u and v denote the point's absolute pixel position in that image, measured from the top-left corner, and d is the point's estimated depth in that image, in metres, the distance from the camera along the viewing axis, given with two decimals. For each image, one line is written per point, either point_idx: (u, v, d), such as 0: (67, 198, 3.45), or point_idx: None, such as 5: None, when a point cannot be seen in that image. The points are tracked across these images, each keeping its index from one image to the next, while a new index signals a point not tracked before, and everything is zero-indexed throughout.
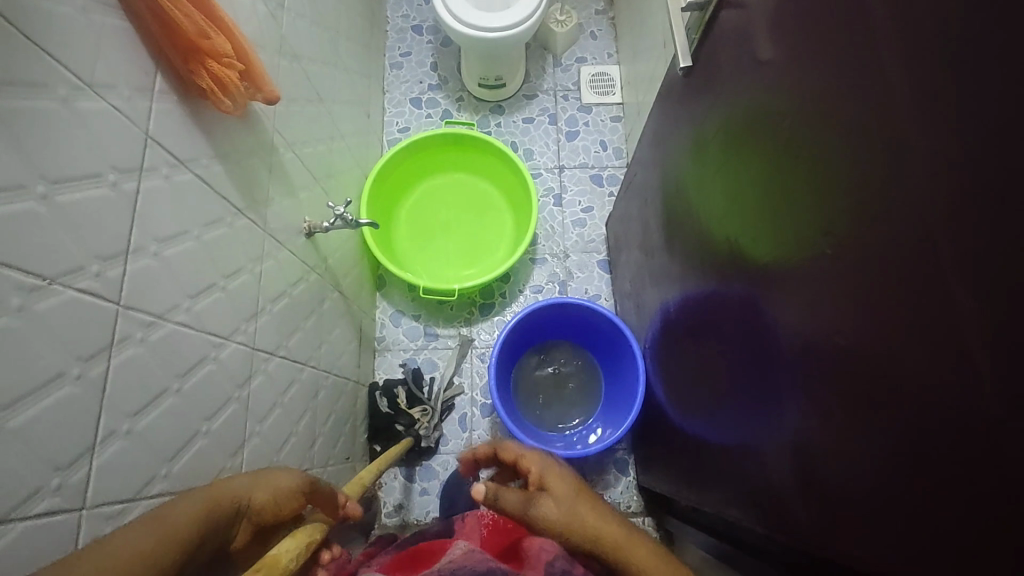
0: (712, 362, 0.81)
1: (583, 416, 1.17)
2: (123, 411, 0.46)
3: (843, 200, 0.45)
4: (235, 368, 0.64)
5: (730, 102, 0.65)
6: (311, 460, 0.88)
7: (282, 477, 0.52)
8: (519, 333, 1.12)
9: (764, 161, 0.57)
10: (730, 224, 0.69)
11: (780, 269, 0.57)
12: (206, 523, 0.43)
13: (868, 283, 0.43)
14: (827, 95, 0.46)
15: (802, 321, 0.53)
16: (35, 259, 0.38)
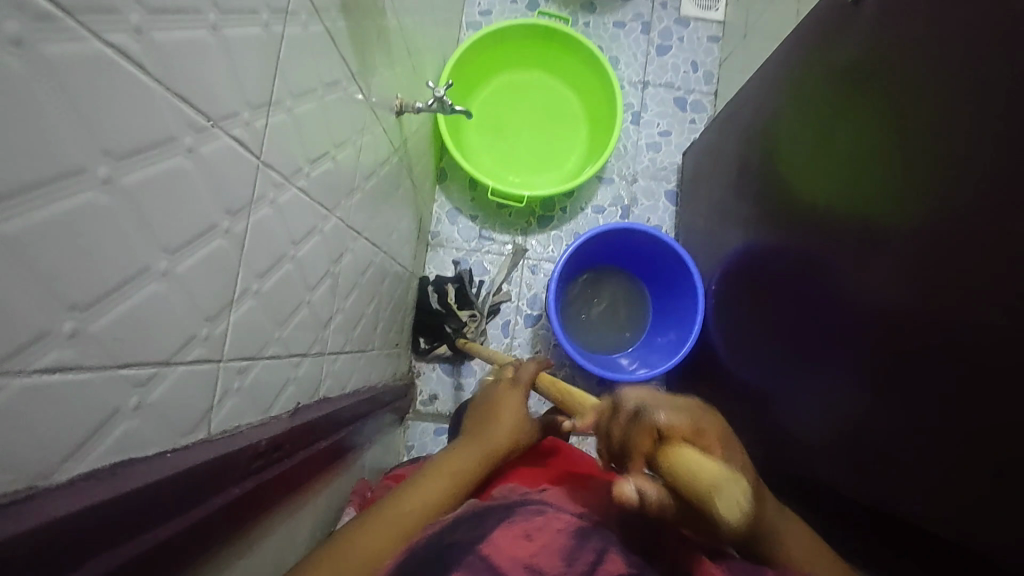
0: (791, 316, 0.80)
1: (635, 330, 1.17)
2: (254, 271, 0.45)
3: (905, 165, 0.56)
4: (333, 244, 0.63)
5: (892, 48, 0.60)
6: (372, 343, 0.89)
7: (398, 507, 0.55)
8: (578, 256, 1.10)
9: (864, 131, 0.64)
10: (846, 178, 0.66)
11: (850, 227, 0.65)
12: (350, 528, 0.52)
13: (917, 271, 0.54)
14: (917, 73, 0.56)
15: (871, 276, 0.61)
16: (204, 94, 0.35)
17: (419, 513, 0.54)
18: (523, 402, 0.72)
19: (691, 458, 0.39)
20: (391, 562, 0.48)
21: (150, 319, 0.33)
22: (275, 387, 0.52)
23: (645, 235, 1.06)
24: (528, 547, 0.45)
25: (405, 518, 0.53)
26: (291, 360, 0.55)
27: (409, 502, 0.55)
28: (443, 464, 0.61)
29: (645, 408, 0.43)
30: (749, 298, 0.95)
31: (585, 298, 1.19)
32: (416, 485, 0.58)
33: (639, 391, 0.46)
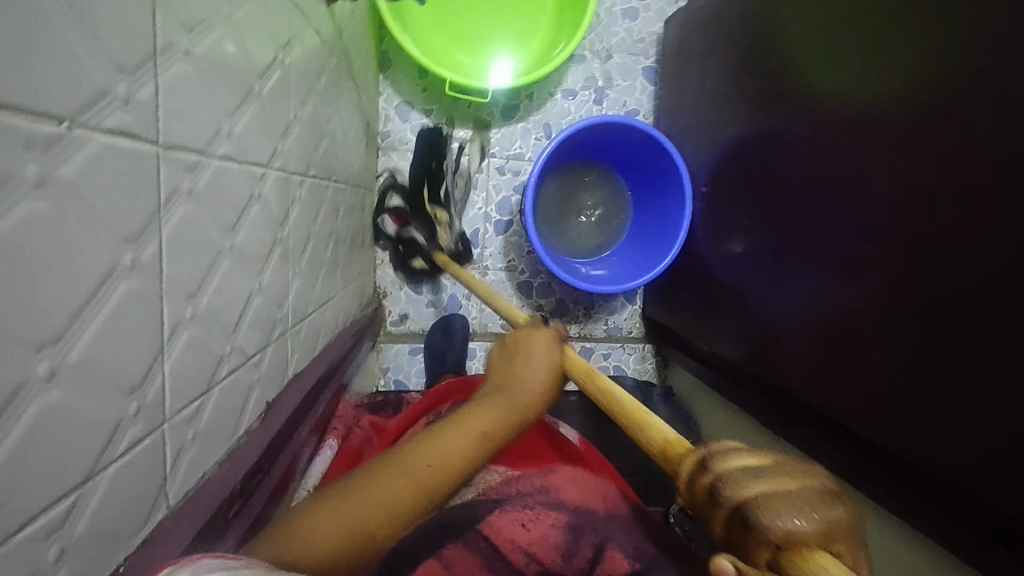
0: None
1: (622, 215, 1.09)
2: (184, 293, 0.34)
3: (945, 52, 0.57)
4: (276, 203, 0.50)
5: None
6: (336, 285, 0.79)
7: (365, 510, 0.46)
8: (557, 155, 0.99)
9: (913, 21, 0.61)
10: (909, 85, 0.61)
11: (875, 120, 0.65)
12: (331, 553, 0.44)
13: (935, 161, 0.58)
14: None
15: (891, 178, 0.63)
16: (41, 83, 0.21)
17: (387, 509, 0.47)
18: (528, 384, 0.58)
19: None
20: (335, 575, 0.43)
21: (46, 447, 0.23)
22: (238, 404, 0.43)
23: (629, 128, 0.94)
24: (526, 536, 0.60)
25: (369, 515, 0.46)
26: (250, 363, 0.46)
27: (380, 500, 0.47)
28: (426, 442, 0.52)
29: (763, 519, 0.30)
30: (745, 200, 0.88)
31: (561, 203, 1.09)
32: (382, 472, 0.49)
33: (756, 480, 0.32)
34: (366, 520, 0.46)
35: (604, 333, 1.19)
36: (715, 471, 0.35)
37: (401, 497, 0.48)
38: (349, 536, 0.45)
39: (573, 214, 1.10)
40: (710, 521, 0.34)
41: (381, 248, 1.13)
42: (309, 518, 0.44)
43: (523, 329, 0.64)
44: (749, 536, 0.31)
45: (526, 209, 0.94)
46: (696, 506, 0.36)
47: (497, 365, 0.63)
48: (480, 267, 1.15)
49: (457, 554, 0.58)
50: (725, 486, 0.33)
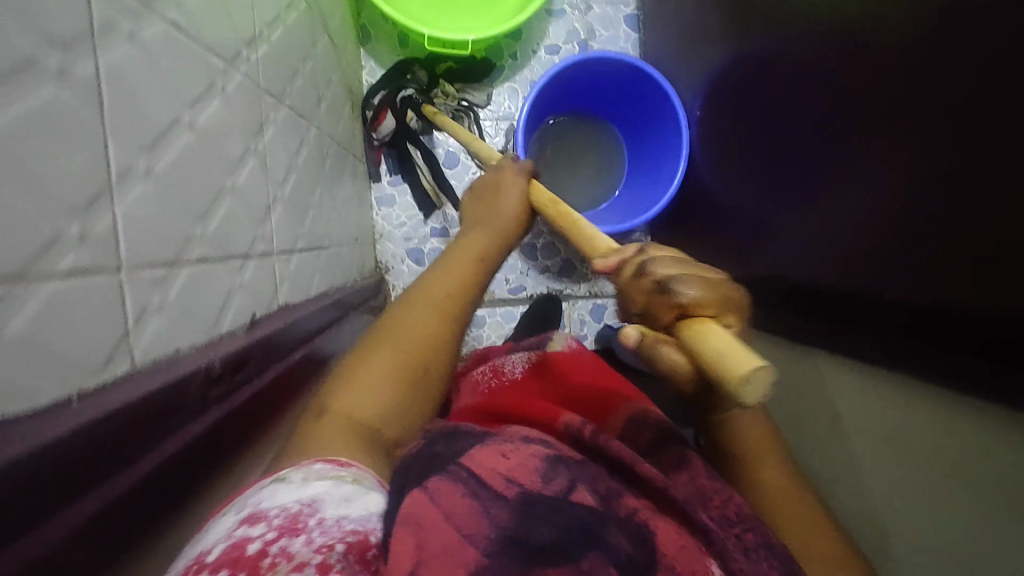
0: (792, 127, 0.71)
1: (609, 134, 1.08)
2: (134, 142, 0.32)
3: None
4: (245, 110, 0.48)
5: None
6: (329, 238, 0.78)
7: (370, 401, 0.51)
8: (545, 100, 0.97)
9: None
10: None
11: None
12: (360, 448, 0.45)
13: None
14: None
15: None
16: None
17: (424, 343, 0.58)
18: (486, 238, 0.72)
19: (704, 340, 0.40)
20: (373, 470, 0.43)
21: None
22: (215, 299, 0.41)
23: (615, 63, 0.92)
24: (505, 463, 0.45)
25: (420, 347, 0.57)
26: (229, 263, 0.44)
27: (376, 371, 0.53)
28: (436, 281, 0.63)
29: (679, 288, 0.42)
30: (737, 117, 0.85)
31: (551, 166, 1.07)
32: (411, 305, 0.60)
33: (671, 265, 0.46)
34: (363, 413, 0.50)
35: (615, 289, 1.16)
36: (641, 264, 0.48)
37: (388, 390, 0.52)
38: (352, 430, 0.47)
39: (563, 175, 1.07)
40: (657, 310, 0.44)
41: (379, 222, 1.12)
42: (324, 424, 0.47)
43: (491, 172, 0.81)
44: (666, 298, 0.43)
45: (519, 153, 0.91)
46: (621, 283, 0.49)
47: (469, 211, 0.79)
48: None
49: (444, 486, 0.41)
50: (653, 267, 0.46)
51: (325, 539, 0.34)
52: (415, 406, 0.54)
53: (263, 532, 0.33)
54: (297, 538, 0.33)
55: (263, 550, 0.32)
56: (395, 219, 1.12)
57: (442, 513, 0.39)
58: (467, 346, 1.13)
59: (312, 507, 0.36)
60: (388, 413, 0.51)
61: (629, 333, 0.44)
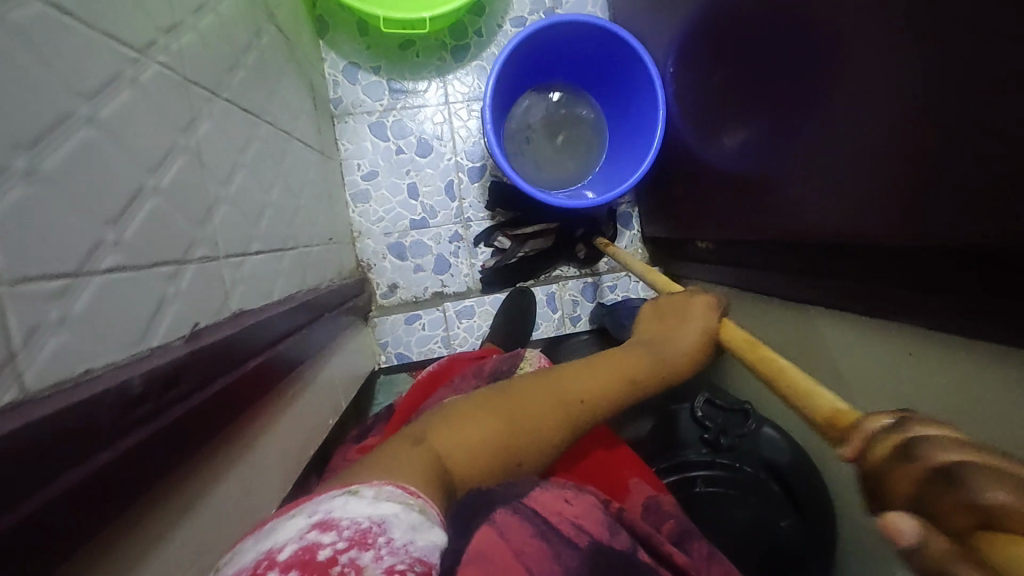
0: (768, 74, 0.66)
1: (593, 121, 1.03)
2: (17, 142, 0.28)
3: None
4: (166, 101, 0.44)
5: None
6: (294, 237, 0.74)
7: (475, 431, 0.51)
8: (511, 76, 0.93)
9: None
10: None
11: None
12: (483, 461, 0.50)
13: None
14: None
15: None
16: None
17: (535, 423, 0.54)
18: (664, 355, 0.63)
19: (865, 425, 0.32)
20: (476, 477, 0.49)
21: None
22: (142, 312, 0.37)
23: (580, 27, 0.88)
24: (572, 509, 0.51)
25: (526, 435, 0.53)
26: (160, 270, 0.40)
27: (480, 428, 0.51)
28: (620, 368, 0.61)
29: (976, 486, 0.24)
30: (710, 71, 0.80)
31: (533, 153, 1.03)
32: (595, 376, 0.59)
33: (965, 452, 0.26)
34: (458, 454, 0.49)
35: (606, 266, 1.12)
36: (884, 448, 0.30)
37: (487, 443, 0.51)
38: (494, 439, 0.52)
39: (549, 156, 1.04)
40: (892, 487, 0.28)
41: (357, 219, 1.08)
42: (456, 416, 0.52)
43: (678, 294, 0.70)
44: (952, 491, 0.25)
45: (489, 134, 0.87)
46: (869, 469, 0.30)
47: (645, 327, 0.70)
48: (461, 220, 1.09)
49: (510, 518, 0.46)
50: (925, 444, 0.27)
51: (394, 560, 0.32)
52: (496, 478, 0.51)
53: (333, 539, 0.32)
54: (365, 553, 0.31)
55: (333, 556, 0.31)
56: (373, 215, 1.08)
57: (511, 547, 0.44)
58: (459, 338, 1.09)
59: (381, 527, 0.34)
60: (528, 441, 0.53)
61: (901, 528, 0.26)
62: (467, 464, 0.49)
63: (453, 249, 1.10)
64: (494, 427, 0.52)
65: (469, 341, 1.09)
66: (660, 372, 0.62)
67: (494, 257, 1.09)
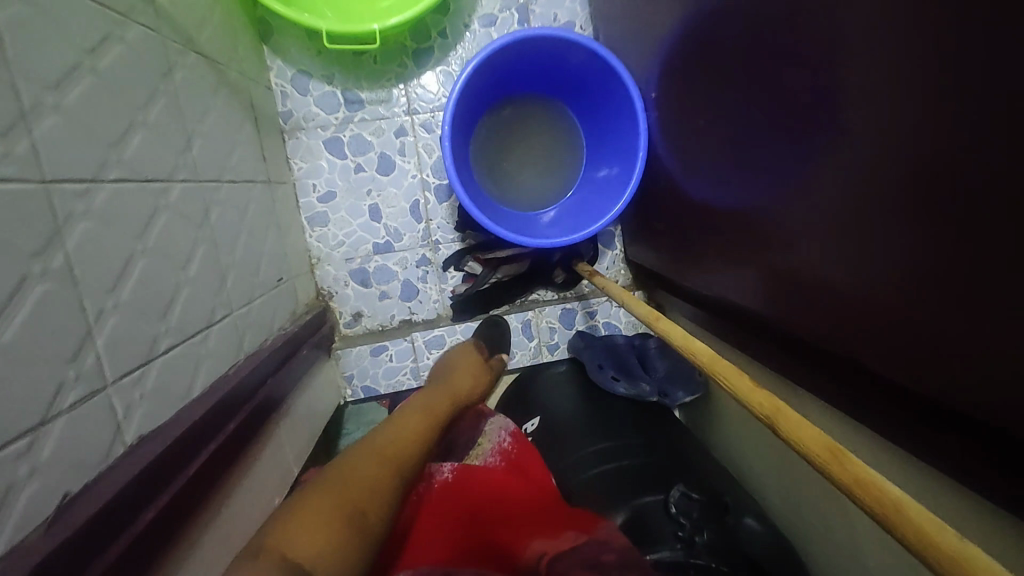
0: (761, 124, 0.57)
1: (568, 136, 0.93)
2: None
3: None
4: (14, 226, 0.36)
5: None
6: (225, 303, 0.66)
7: (315, 500, 0.49)
8: (474, 95, 0.82)
9: None
10: None
11: None
12: (342, 522, 0.48)
13: None
14: None
15: None
16: None
17: (379, 479, 0.55)
18: (433, 416, 0.71)
19: (960, 546, 0.27)
20: (343, 539, 0.47)
21: None
22: None
23: (551, 40, 0.77)
24: None
25: (368, 492, 0.53)
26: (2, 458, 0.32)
27: (342, 480, 0.53)
28: (389, 440, 0.62)
29: None
30: (695, 101, 0.70)
31: (504, 174, 0.94)
32: (363, 455, 0.58)
33: None
34: (321, 534, 0.46)
35: (585, 289, 1.05)
36: None
37: (340, 508, 0.49)
38: (342, 504, 0.50)
39: (523, 177, 0.94)
40: None
41: (315, 244, 0.99)
42: (303, 509, 0.48)
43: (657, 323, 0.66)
44: None
45: (450, 166, 0.77)
46: None
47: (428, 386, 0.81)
48: (429, 243, 1.01)
49: None
50: None
51: None
52: (356, 546, 0.47)
53: None
54: None
55: None
56: (332, 239, 0.99)
57: None
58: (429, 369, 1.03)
59: None
60: (377, 492, 0.53)
61: None
62: (326, 543, 0.45)
63: (421, 275, 1.02)
64: (339, 492, 0.50)
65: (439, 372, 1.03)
66: (432, 439, 0.68)
67: (466, 285, 1.01)
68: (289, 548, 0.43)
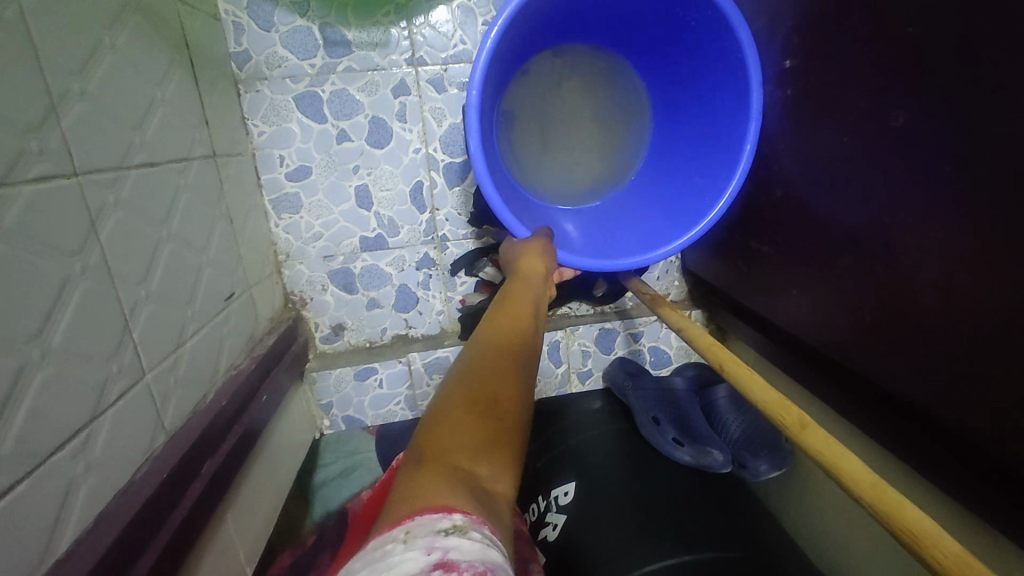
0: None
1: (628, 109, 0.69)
2: None
3: None
4: None
5: None
6: (144, 362, 0.43)
7: (457, 392, 0.33)
8: (510, 47, 0.57)
9: None
10: None
11: None
12: (494, 423, 0.31)
13: None
14: None
15: None
16: None
17: (511, 360, 0.37)
18: (542, 287, 0.51)
19: None
20: (500, 455, 0.30)
21: None
22: None
23: None
24: None
25: (504, 374, 0.35)
26: None
27: (474, 370, 0.35)
28: (499, 314, 0.43)
29: None
30: (851, 80, 0.46)
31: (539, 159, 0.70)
32: (478, 340, 0.39)
33: None
34: (478, 447, 0.29)
35: (630, 304, 0.83)
36: None
37: (482, 400, 0.32)
38: (483, 398, 0.32)
39: (563, 165, 0.70)
40: None
41: (282, 235, 0.75)
42: (440, 413, 0.31)
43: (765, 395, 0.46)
44: None
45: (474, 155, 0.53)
46: None
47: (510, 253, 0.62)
48: (434, 239, 0.77)
49: None
50: None
51: None
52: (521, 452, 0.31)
53: None
54: None
55: None
56: (306, 229, 0.75)
57: None
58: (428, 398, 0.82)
59: None
60: (519, 377, 0.36)
61: None
62: (482, 457, 0.29)
63: (422, 279, 0.79)
64: (474, 382, 0.33)
65: None
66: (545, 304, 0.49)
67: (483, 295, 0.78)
68: (450, 470, 0.27)
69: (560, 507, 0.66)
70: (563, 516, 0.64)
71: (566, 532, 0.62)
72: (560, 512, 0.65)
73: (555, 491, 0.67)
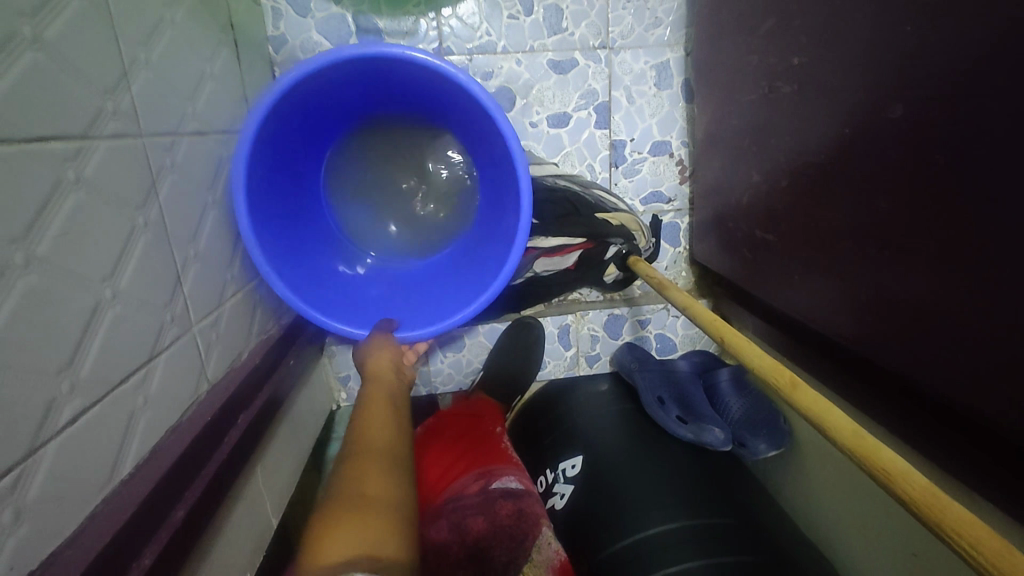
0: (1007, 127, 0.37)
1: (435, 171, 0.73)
2: None
3: None
4: None
5: None
6: (194, 316, 0.47)
7: (342, 505, 0.43)
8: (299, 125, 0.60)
9: None
10: None
11: None
12: (378, 520, 0.42)
13: None
14: None
15: None
16: None
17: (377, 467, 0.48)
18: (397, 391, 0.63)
19: None
20: (383, 540, 0.41)
21: None
22: None
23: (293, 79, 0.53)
24: None
25: (376, 484, 0.46)
26: None
27: (350, 487, 0.46)
28: (359, 431, 0.54)
29: None
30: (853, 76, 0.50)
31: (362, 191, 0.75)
32: (347, 458, 0.50)
33: None
34: (369, 539, 0.40)
35: (640, 292, 0.86)
36: None
37: (362, 506, 0.43)
38: (362, 507, 0.43)
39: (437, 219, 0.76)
40: None
41: None
42: (330, 525, 0.42)
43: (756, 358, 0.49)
44: None
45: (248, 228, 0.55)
46: None
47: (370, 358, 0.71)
48: None
49: None
50: None
51: None
52: (403, 514, 0.45)
53: None
54: None
55: None
56: None
57: None
58: (442, 375, 0.86)
59: None
60: (383, 482, 0.47)
61: None
62: (372, 545, 0.40)
63: None
64: (352, 499, 0.44)
65: (455, 378, 0.87)
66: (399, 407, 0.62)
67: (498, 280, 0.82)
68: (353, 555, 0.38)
69: (568, 478, 0.70)
70: (570, 486, 0.69)
71: (572, 503, 0.67)
72: (568, 483, 0.69)
73: (563, 463, 0.71)
